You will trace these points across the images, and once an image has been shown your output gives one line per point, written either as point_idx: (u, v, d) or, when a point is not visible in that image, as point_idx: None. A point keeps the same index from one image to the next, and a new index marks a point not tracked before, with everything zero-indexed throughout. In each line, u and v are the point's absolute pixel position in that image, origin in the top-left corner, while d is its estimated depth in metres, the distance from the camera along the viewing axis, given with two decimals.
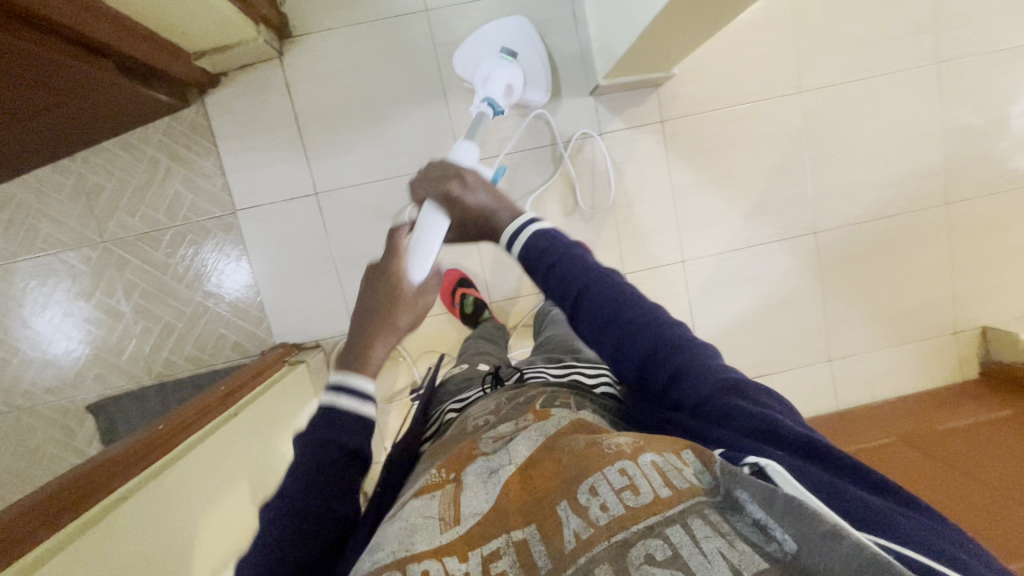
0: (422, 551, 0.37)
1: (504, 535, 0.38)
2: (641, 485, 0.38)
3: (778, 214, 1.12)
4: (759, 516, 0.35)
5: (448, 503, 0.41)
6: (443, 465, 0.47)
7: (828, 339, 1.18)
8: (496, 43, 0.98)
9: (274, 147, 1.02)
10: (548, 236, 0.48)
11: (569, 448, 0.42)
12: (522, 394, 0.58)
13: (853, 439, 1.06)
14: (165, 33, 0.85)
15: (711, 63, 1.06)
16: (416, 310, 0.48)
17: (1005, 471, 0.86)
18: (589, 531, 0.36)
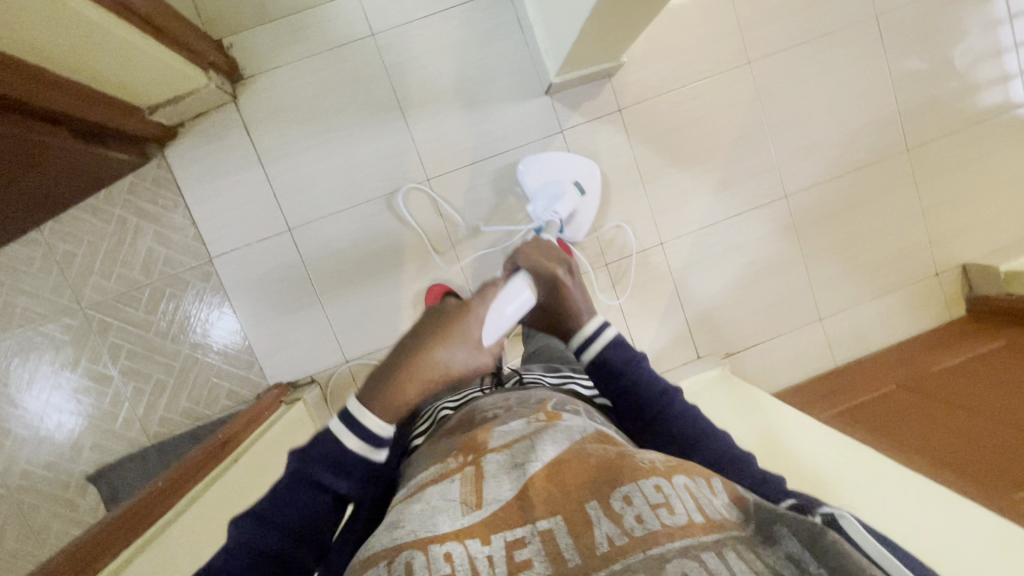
0: (444, 533, 0.37)
1: (530, 524, 0.36)
2: (676, 506, 0.36)
3: (746, 184, 1.14)
4: (793, 550, 0.34)
5: (470, 488, 0.40)
6: (459, 454, 0.45)
7: (816, 298, 1.19)
8: (565, 173, 1.04)
9: (241, 190, 1.02)
10: (619, 359, 0.63)
11: (597, 453, 0.41)
12: (530, 393, 0.56)
13: (856, 392, 1.07)
14: (116, 91, 0.85)
15: (659, 47, 1.08)
16: (467, 361, 0.53)
17: (1006, 402, 0.87)
18: (625, 538, 0.34)
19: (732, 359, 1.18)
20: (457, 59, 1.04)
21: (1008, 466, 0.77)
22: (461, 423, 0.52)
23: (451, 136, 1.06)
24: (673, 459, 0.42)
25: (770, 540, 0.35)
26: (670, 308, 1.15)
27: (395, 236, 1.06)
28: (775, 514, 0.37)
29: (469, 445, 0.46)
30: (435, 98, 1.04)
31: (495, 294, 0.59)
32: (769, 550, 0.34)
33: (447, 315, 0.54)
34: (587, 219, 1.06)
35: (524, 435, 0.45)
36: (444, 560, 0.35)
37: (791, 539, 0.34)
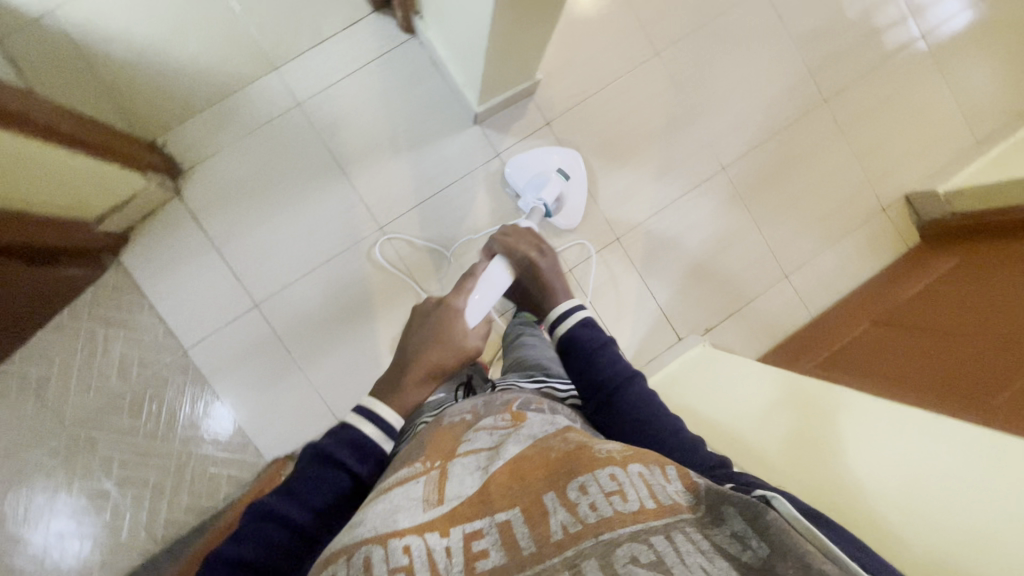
0: (403, 527, 0.41)
1: (488, 517, 0.42)
2: (629, 493, 0.41)
3: (683, 165, 1.19)
4: (737, 529, 0.38)
5: (433, 487, 0.45)
6: (426, 456, 0.49)
7: (777, 257, 1.22)
8: (551, 162, 1.10)
9: (201, 277, 1.03)
10: (591, 337, 0.69)
11: (558, 448, 0.47)
12: (500, 394, 0.61)
13: (837, 337, 1.10)
14: (60, 211, 0.87)
15: (571, 58, 1.13)
16: (459, 348, 0.64)
17: (968, 321, 0.91)
18: (577, 525, 0.39)
19: (713, 334, 1.20)
20: (384, 110, 1.08)
21: (983, 373, 0.79)
22: (431, 425, 0.56)
23: (395, 182, 1.09)
24: (631, 447, 0.48)
25: (717, 522, 0.39)
26: (640, 298, 1.18)
27: (361, 288, 1.08)
28: (721, 495, 0.41)
29: (438, 448, 0.51)
30: (371, 150, 1.08)
31: (471, 284, 0.71)
32: (716, 531, 0.39)
33: (437, 315, 0.66)
34: (577, 204, 1.12)
35: (490, 440, 0.50)
36: (402, 552, 0.39)
37: (734, 518, 0.39)
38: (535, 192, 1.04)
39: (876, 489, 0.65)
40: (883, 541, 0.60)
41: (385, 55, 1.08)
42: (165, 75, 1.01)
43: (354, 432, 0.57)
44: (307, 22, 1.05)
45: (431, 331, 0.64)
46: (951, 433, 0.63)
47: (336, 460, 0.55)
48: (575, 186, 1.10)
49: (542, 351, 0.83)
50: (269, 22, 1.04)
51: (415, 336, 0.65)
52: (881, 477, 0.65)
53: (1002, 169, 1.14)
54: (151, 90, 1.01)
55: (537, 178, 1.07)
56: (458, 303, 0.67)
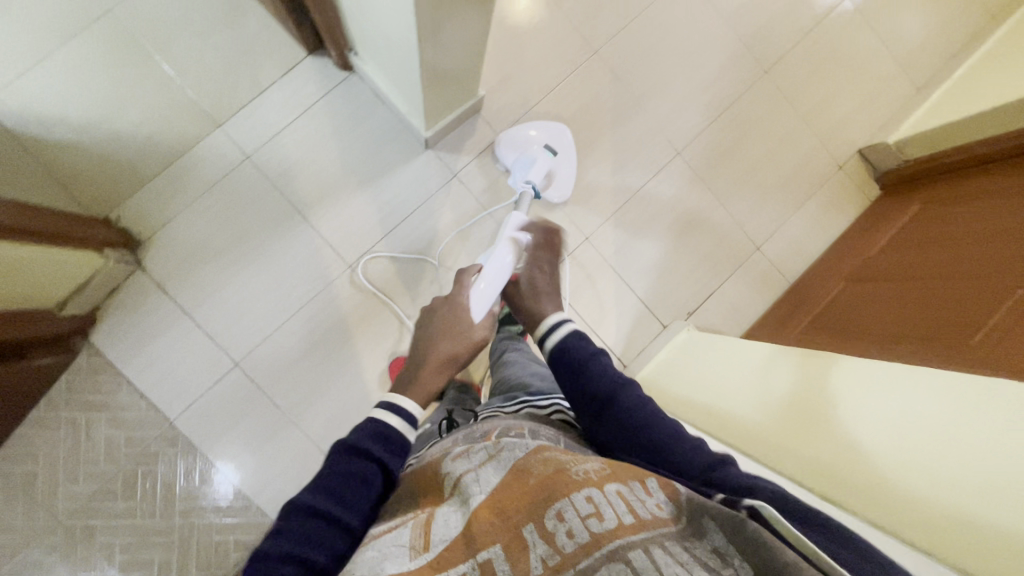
0: (389, 574, 0.41)
1: (470, 558, 0.42)
2: (605, 513, 0.43)
3: (639, 156, 1.20)
4: (718, 544, 0.41)
5: (419, 532, 0.46)
6: (419, 508, 0.52)
7: (745, 230, 1.24)
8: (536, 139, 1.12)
9: (177, 345, 1.02)
10: (579, 346, 0.68)
11: (535, 473, 0.48)
12: (483, 425, 0.63)
13: (818, 300, 1.11)
14: (25, 301, 0.85)
15: (511, 70, 1.14)
16: (470, 337, 0.70)
17: (936, 265, 0.92)
18: (556, 557, 0.41)
19: (697, 316, 1.20)
20: (335, 148, 1.08)
21: (959, 314, 0.80)
22: (414, 469, 0.58)
23: (357, 218, 1.09)
24: (609, 463, 0.50)
25: (700, 535, 0.42)
26: (620, 292, 1.18)
27: (341, 330, 1.07)
28: (702, 506, 0.44)
29: (429, 495, 0.53)
30: (328, 190, 1.08)
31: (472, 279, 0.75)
32: (697, 543, 0.41)
33: (444, 310, 0.71)
34: (569, 177, 1.14)
35: (468, 469, 0.51)
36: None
37: (716, 532, 0.42)
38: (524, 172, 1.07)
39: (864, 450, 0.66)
40: (881, 508, 0.60)
41: (327, 95, 1.08)
42: (109, 150, 1.00)
43: (381, 426, 0.58)
44: (244, 75, 1.05)
45: (441, 325, 0.70)
46: (931, 386, 0.65)
47: (370, 454, 0.55)
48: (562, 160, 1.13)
49: (525, 367, 0.85)
50: (206, 81, 1.03)
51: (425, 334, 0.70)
52: (870, 440, 0.66)
53: (944, 112, 1.17)
54: (97, 166, 1.00)
55: (522, 158, 1.09)
56: (461, 297, 0.72)
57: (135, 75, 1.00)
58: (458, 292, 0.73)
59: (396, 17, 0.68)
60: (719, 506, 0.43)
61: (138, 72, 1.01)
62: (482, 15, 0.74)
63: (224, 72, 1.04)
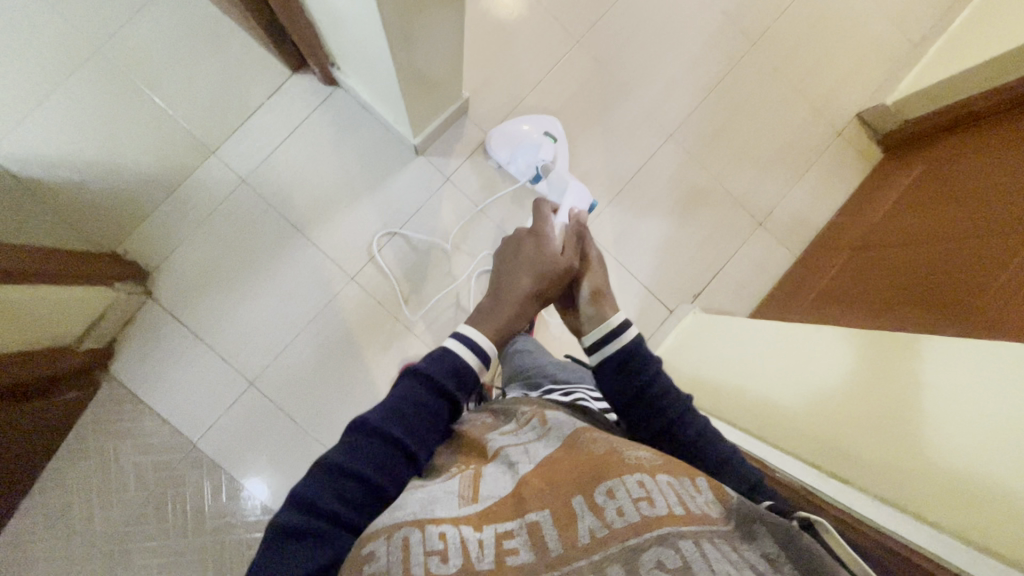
0: (440, 516, 0.44)
1: (519, 517, 0.44)
2: (657, 500, 0.44)
3: (631, 141, 1.19)
4: (769, 549, 0.41)
5: (468, 483, 0.49)
6: (460, 462, 0.53)
7: (746, 206, 1.22)
8: (524, 131, 1.11)
9: (193, 368, 1.04)
10: (642, 357, 0.64)
11: (588, 453, 0.51)
12: (515, 401, 0.65)
13: (824, 271, 1.09)
14: (39, 340, 0.87)
15: (495, 68, 1.14)
16: (556, 267, 0.67)
17: (943, 225, 0.90)
18: (604, 530, 0.42)
19: (703, 298, 1.19)
20: (328, 163, 1.09)
21: (970, 273, 0.78)
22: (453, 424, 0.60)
23: (356, 230, 1.10)
24: (663, 457, 0.51)
25: (750, 538, 0.42)
26: (622, 280, 1.17)
27: (350, 342, 1.09)
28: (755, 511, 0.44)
29: (469, 452, 0.54)
30: (325, 205, 1.09)
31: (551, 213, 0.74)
32: (748, 545, 0.41)
33: (529, 239, 0.69)
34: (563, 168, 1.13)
35: (516, 443, 0.54)
36: (439, 538, 0.42)
37: (767, 538, 0.42)
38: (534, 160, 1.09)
39: (871, 415, 0.63)
40: (886, 476, 0.59)
41: (314, 111, 1.09)
42: (111, 186, 1.03)
43: (458, 361, 0.57)
44: (231, 100, 1.06)
45: (527, 255, 0.68)
46: (944, 350, 0.62)
47: (446, 391, 0.55)
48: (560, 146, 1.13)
49: (544, 357, 0.87)
50: (195, 111, 1.05)
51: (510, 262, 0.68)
52: (868, 405, 0.65)
53: (943, 68, 1.13)
54: (102, 202, 1.03)
55: (523, 145, 1.10)
56: (545, 230, 0.70)
57: (129, 110, 1.03)
58: (539, 224, 0.71)
59: (371, 31, 0.69)
60: (775, 517, 0.44)
61: (130, 107, 1.03)
62: (454, 18, 0.74)
63: (212, 100, 1.06)
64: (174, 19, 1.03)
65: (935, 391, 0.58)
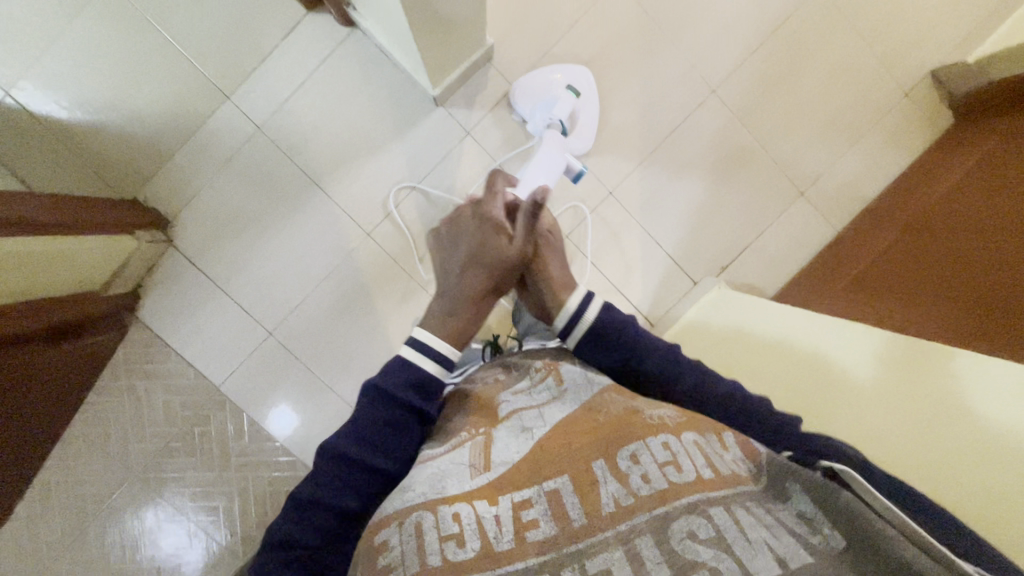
0: (453, 494, 0.46)
1: (537, 485, 0.45)
2: (683, 463, 0.45)
3: (668, 96, 1.09)
4: (806, 508, 0.43)
5: (479, 452, 0.50)
6: (472, 425, 0.54)
7: (789, 173, 1.13)
8: (550, 81, 1.04)
9: (215, 316, 1.07)
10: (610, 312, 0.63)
11: (608, 412, 0.51)
12: (526, 354, 0.66)
13: (867, 251, 1.02)
14: (62, 289, 0.90)
15: (523, 9, 1.04)
16: (495, 263, 0.63)
17: (1003, 202, 0.81)
18: (630, 497, 0.43)
19: (731, 271, 1.14)
20: (344, 112, 1.05)
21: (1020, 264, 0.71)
22: (463, 389, 0.62)
23: (373, 183, 1.07)
24: (684, 412, 0.52)
25: (783, 497, 0.45)
26: (646, 248, 1.12)
27: (366, 297, 1.09)
28: (787, 468, 0.46)
29: (482, 414, 0.56)
30: (342, 157, 1.06)
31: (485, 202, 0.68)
32: (781, 506, 0.44)
33: (477, 228, 0.65)
34: (589, 124, 1.06)
35: (530, 405, 0.55)
36: (452, 520, 0.44)
37: (801, 496, 0.44)
38: (546, 114, 1.00)
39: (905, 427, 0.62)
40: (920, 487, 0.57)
41: (330, 55, 1.03)
42: (130, 129, 1.02)
43: (416, 372, 0.57)
44: (243, 41, 1.01)
45: (474, 247, 0.64)
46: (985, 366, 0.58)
47: (404, 401, 0.55)
48: (587, 101, 1.05)
49: None
50: (207, 52, 1.01)
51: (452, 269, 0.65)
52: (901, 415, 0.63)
53: None
54: (121, 146, 1.02)
55: (544, 100, 1.02)
56: (495, 218, 0.66)
57: (141, 49, 0.99)
58: (481, 220, 0.66)
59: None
60: (808, 472, 0.45)
61: (143, 46, 0.99)
62: None
63: (225, 40, 1.01)
64: None
65: (988, 409, 0.56)
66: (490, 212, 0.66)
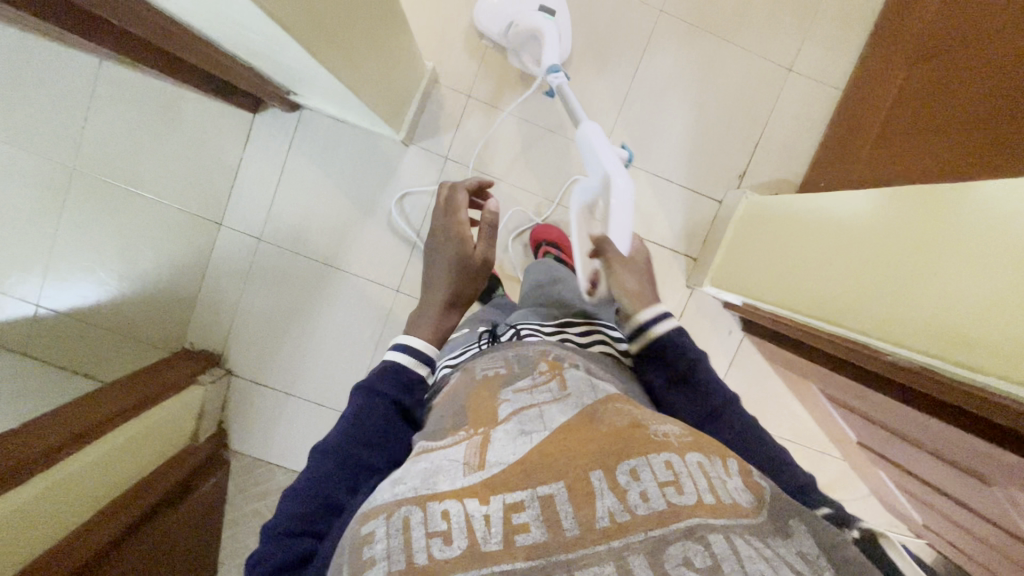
0: (443, 490, 0.38)
1: (529, 488, 0.37)
2: (686, 485, 0.37)
3: (618, 36, 1.05)
4: (807, 548, 0.35)
5: (474, 450, 0.41)
6: (470, 422, 0.45)
7: (768, 56, 1.07)
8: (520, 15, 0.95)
9: (294, 420, 1.11)
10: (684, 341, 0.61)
11: (608, 424, 0.42)
12: (525, 347, 0.56)
13: (882, 99, 0.95)
14: (167, 452, 0.96)
15: (445, 21, 1.03)
16: (469, 269, 0.63)
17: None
18: (625, 515, 0.35)
19: (750, 175, 1.09)
20: (325, 191, 1.06)
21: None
22: (464, 376, 0.54)
23: (381, 242, 1.08)
24: (691, 432, 0.43)
25: (784, 533, 0.36)
26: (658, 189, 1.09)
27: None
28: (794, 509, 0.38)
29: (476, 410, 0.46)
30: (342, 231, 1.07)
31: (449, 197, 0.67)
32: (782, 542, 0.35)
33: (444, 234, 0.65)
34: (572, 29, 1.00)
35: (530, 404, 0.45)
36: (442, 517, 0.36)
37: (804, 537, 0.36)
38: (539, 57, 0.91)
39: (981, 286, 0.53)
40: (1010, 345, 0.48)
41: (291, 144, 1.05)
42: (152, 289, 1.06)
43: (406, 372, 0.56)
44: (212, 168, 1.05)
45: (442, 263, 0.64)
46: None
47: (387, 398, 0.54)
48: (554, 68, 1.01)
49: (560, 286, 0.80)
50: (189, 193, 1.05)
51: (430, 278, 0.65)
52: (973, 277, 0.54)
53: None
54: (152, 308, 1.07)
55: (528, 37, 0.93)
56: (461, 227, 0.64)
57: (127, 216, 1.04)
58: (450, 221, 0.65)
59: (292, 62, 0.62)
60: (810, 516, 0.38)
61: (131, 213, 1.04)
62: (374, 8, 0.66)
63: (195, 173, 1.05)
64: (123, 109, 1.01)
65: None
66: (457, 218, 0.65)
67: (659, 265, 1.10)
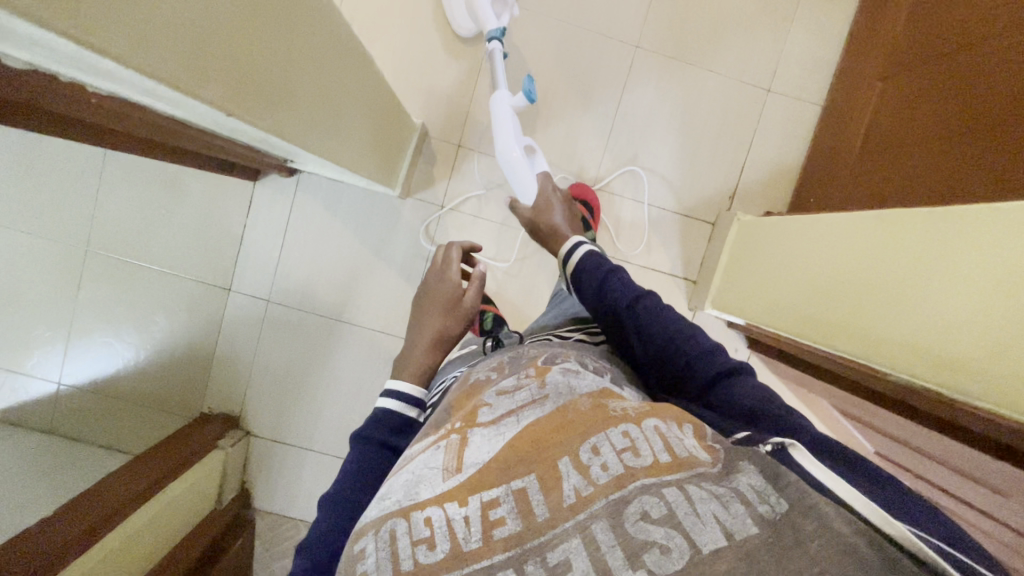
0: (424, 499, 0.37)
1: (505, 483, 0.36)
2: (642, 448, 0.38)
3: (597, 74, 1.09)
4: (755, 482, 0.36)
5: (452, 454, 0.39)
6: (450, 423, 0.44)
7: (747, 81, 1.10)
8: None
9: (313, 474, 1.12)
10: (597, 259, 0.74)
11: (573, 407, 0.42)
12: (519, 355, 0.57)
13: (860, 115, 0.97)
14: (194, 521, 0.98)
15: (430, 74, 1.07)
16: (452, 321, 0.71)
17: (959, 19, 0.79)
18: (589, 487, 0.35)
19: (739, 196, 1.11)
20: (328, 246, 1.09)
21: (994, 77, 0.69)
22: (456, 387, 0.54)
23: (386, 291, 1.10)
24: (648, 404, 0.45)
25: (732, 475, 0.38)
26: (650, 216, 1.11)
27: None
28: (740, 455, 0.40)
29: (458, 413, 0.46)
30: (347, 284, 1.10)
31: (452, 255, 0.77)
32: (730, 484, 0.36)
33: (438, 287, 0.74)
34: None
35: (511, 405, 0.44)
36: (424, 524, 0.35)
37: (751, 472, 0.38)
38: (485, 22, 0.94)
39: (943, 315, 0.57)
40: (977, 374, 0.52)
41: (292, 207, 1.09)
42: (168, 358, 1.09)
43: (395, 417, 0.60)
44: (219, 236, 1.09)
45: (432, 311, 0.72)
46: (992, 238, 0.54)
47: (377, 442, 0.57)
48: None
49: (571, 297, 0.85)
50: (199, 263, 1.09)
51: (415, 320, 0.73)
52: (936, 307, 0.58)
53: None
54: (169, 378, 1.10)
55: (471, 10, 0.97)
56: (459, 285, 0.74)
57: (140, 290, 1.07)
58: (449, 271, 0.76)
59: None
60: (755, 455, 0.40)
61: (143, 287, 1.07)
62: (362, 77, 0.69)
63: (202, 244, 1.08)
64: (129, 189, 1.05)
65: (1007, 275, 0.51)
66: (449, 270, 0.75)
67: (659, 289, 1.12)
